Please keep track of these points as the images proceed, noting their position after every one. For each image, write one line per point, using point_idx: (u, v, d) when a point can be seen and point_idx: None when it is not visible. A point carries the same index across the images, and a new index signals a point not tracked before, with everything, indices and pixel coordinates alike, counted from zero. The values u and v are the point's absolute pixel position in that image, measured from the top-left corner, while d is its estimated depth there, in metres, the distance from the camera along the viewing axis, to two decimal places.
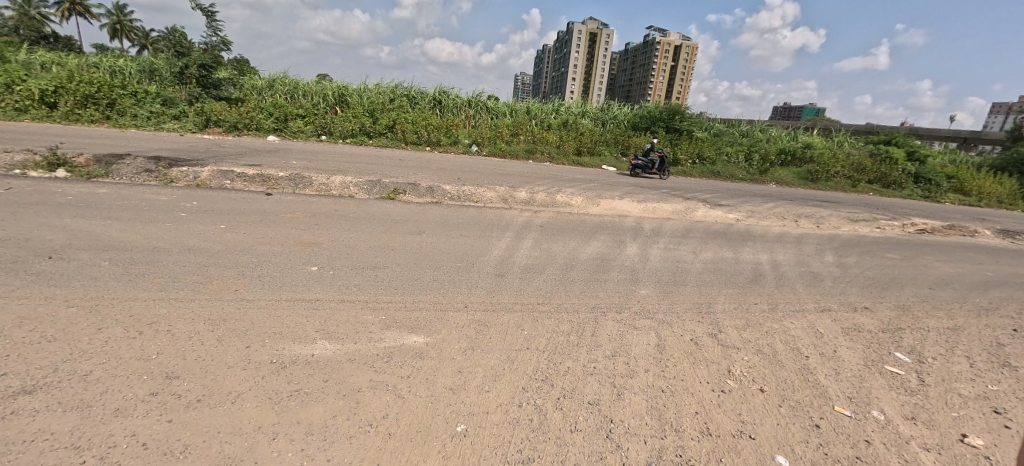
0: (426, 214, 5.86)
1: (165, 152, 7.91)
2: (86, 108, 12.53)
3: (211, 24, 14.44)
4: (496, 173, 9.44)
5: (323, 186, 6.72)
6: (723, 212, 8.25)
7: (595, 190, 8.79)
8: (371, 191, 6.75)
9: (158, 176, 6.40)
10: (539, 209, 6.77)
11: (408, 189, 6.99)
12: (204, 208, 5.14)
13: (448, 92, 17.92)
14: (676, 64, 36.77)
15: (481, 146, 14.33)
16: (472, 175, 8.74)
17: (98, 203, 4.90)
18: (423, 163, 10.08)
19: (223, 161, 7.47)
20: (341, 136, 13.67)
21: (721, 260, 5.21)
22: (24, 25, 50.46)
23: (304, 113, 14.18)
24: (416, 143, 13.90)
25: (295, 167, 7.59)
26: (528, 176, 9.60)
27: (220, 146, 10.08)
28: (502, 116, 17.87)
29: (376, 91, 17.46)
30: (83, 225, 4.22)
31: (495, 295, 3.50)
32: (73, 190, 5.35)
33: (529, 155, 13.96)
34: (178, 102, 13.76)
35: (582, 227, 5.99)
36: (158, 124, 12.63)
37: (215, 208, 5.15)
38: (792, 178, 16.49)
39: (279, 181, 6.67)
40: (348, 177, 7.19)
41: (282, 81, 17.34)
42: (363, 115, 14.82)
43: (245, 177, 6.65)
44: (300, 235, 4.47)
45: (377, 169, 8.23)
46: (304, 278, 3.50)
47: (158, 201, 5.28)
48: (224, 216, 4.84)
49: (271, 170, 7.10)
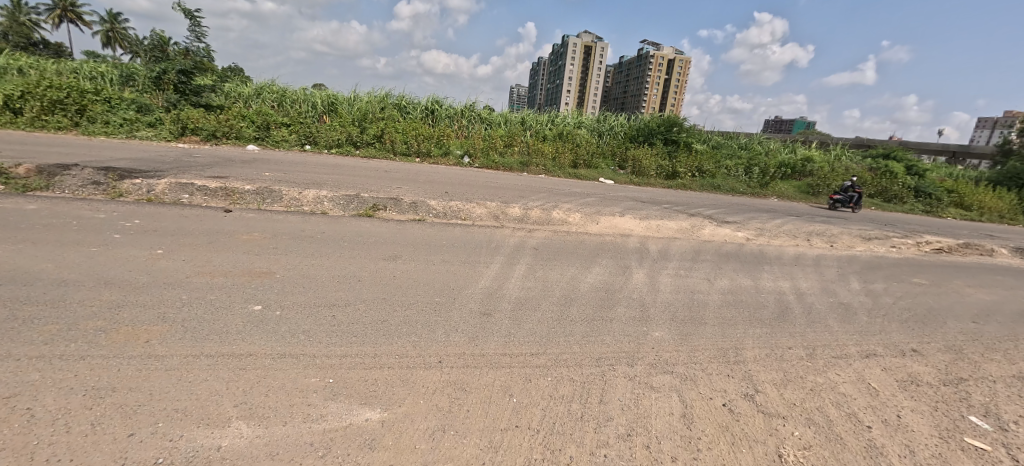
0: (407, 234, 5.19)
1: (124, 161, 7.21)
2: (53, 115, 11.80)
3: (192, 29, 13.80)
4: (487, 187, 8.82)
5: (294, 201, 6.04)
6: (731, 231, 7.67)
7: (593, 205, 8.18)
8: (348, 207, 6.08)
9: (106, 189, 5.69)
10: (533, 227, 6.14)
11: (389, 205, 6.33)
12: (147, 228, 4.46)
13: (441, 101, 17.38)
14: (671, 77, 36.68)
15: (473, 158, 13.73)
16: (462, 188, 8.12)
17: (19, 222, 4.20)
18: (410, 175, 9.44)
19: (186, 172, 6.79)
20: (326, 145, 13.00)
21: (740, 290, 4.58)
22: (14, 31, 49.78)
23: (289, 122, 13.54)
24: (405, 154, 13.28)
25: (266, 179, 6.90)
26: (522, 189, 8.99)
27: (192, 155, 9.39)
28: (495, 126, 17.34)
29: (366, 100, 16.86)
30: None
31: (479, 344, 2.83)
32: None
33: (523, 168, 13.37)
34: (154, 109, 13.05)
35: (582, 249, 5.36)
36: (131, 132, 11.92)
37: (160, 228, 4.46)
38: (793, 192, 16.02)
39: (244, 195, 6.00)
40: (323, 190, 6.52)
41: (269, 88, 16.71)
42: (350, 124, 14.19)
43: (206, 191, 5.97)
44: (252, 261, 3.79)
45: (358, 182, 7.56)
46: (240, 324, 2.81)
47: (95, 219, 4.59)
48: (166, 239, 4.16)
49: (237, 182, 6.42)
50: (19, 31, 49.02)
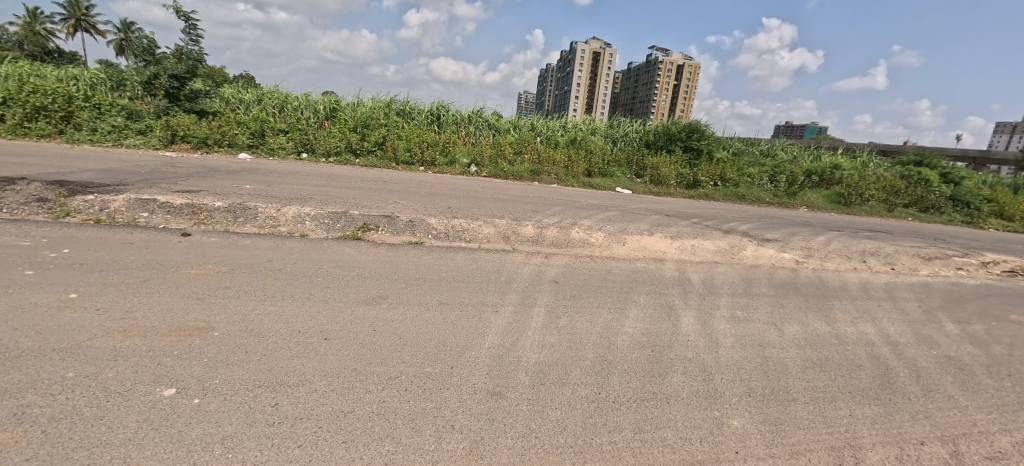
0: (400, 262, 4.28)
1: (88, 174, 6.42)
2: (36, 121, 11.12)
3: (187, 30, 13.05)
4: (494, 200, 7.90)
5: (271, 220, 5.17)
6: (776, 251, 6.66)
7: (616, 221, 7.22)
8: (333, 227, 5.20)
9: (51, 208, 4.85)
10: (550, 251, 5.20)
11: (382, 224, 5.42)
12: (77, 259, 3.60)
13: (448, 106, 16.58)
14: (680, 83, 35.73)
15: (480, 166, 12.80)
16: (466, 202, 7.22)
17: None
18: (410, 186, 8.56)
19: (153, 186, 5.97)
20: (324, 153, 12.19)
21: (817, 340, 3.59)
22: (28, 39, 50.13)
23: (287, 128, 12.79)
24: (408, 163, 12.43)
25: (244, 193, 6.05)
26: (534, 202, 8.06)
27: (174, 165, 8.61)
28: (504, 132, 16.49)
29: (368, 106, 16.08)
30: None
31: (483, 459, 1.89)
32: None
33: (533, 177, 12.46)
34: (144, 115, 12.35)
35: (611, 281, 4.38)
36: (118, 140, 11.23)
37: (89, 260, 3.59)
38: (823, 202, 14.88)
39: (213, 214, 5.16)
40: (306, 206, 5.64)
41: (270, 94, 16.00)
42: (351, 131, 13.38)
43: (170, 210, 5.14)
44: (188, 312, 2.90)
45: (349, 195, 6.69)
46: (132, 428, 1.90)
47: (17, 246, 3.75)
48: (91, 276, 3.29)
49: (209, 198, 5.58)
50: (32, 39, 49.46)
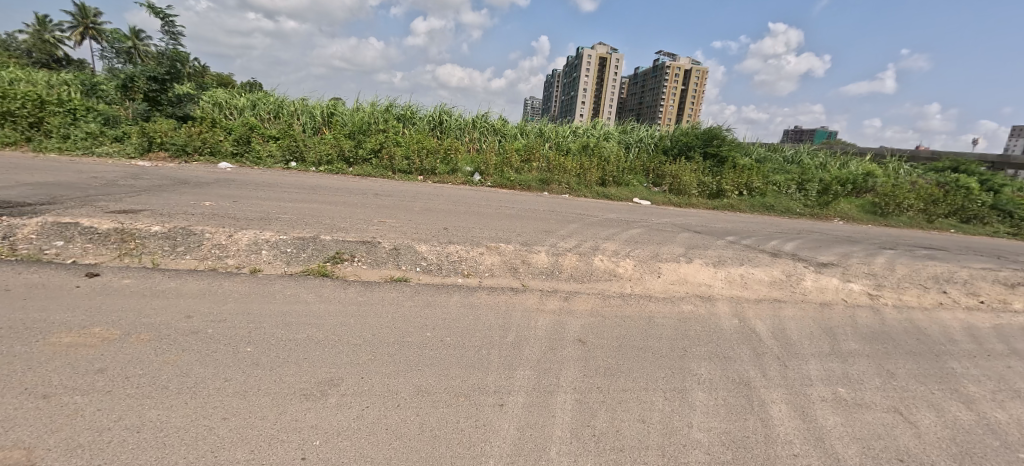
0: (373, 312, 3.17)
1: (19, 190, 5.44)
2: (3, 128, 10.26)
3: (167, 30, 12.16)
4: (500, 216, 6.80)
5: (218, 249, 4.12)
6: (841, 281, 5.48)
7: (645, 242, 6.08)
8: (296, 257, 4.12)
9: None
10: (568, 288, 4.06)
11: (359, 252, 4.33)
12: None
13: (451, 111, 15.58)
14: (688, 88, 34.63)
15: (485, 175, 11.72)
16: (467, 220, 6.14)
17: None
18: (403, 200, 7.48)
19: (89, 205, 4.96)
20: (315, 162, 11.18)
21: (972, 444, 2.43)
22: (36, 47, 50.01)
23: (277, 135, 11.80)
24: (406, 172, 11.39)
25: (196, 212, 5.01)
26: (546, 220, 6.95)
27: (138, 176, 7.65)
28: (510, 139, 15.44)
29: (367, 110, 15.08)
30: None
31: None
32: None
33: (543, 187, 11.38)
34: (122, 121, 11.43)
35: (655, 337, 3.25)
36: (90, 149, 10.30)
37: None
38: (858, 213, 13.59)
39: (147, 243, 4.13)
40: (267, 230, 4.57)
41: (263, 99, 15.06)
42: (345, 137, 12.35)
43: (95, 238, 4.13)
44: (6, 429, 1.81)
45: (326, 213, 5.61)
46: None
47: None
48: None
49: (147, 220, 4.55)
50: (40, 46, 49.63)
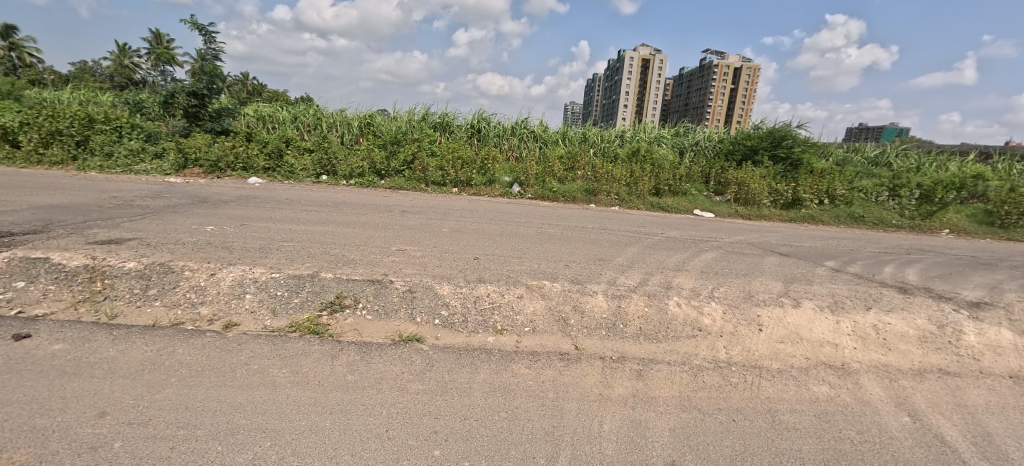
0: (361, 404, 2.18)
1: (21, 216, 5.02)
2: (51, 147, 10.45)
3: (209, 47, 12.12)
4: (541, 238, 5.73)
5: (196, 294, 3.34)
6: (1017, 331, 3.93)
7: (728, 271, 4.79)
8: (283, 305, 3.24)
9: None
10: (639, 352, 2.91)
11: (366, 296, 3.41)
12: None
13: (489, 118, 14.73)
14: (740, 87, 32.14)
15: (524, 186, 10.71)
16: (502, 245, 5.12)
17: None
18: (431, 218, 6.59)
19: (78, 233, 4.40)
20: (346, 175, 10.63)
21: None
22: (116, 72, 54.82)
23: (311, 147, 11.38)
24: (439, 184, 10.58)
25: (189, 241, 4.32)
26: (597, 242, 5.80)
27: (160, 195, 7.28)
28: (552, 146, 14.37)
29: (403, 120, 14.50)
30: None
31: None
32: None
33: (588, 198, 10.21)
34: (162, 137, 11.43)
35: (795, 454, 2.03)
36: (129, 166, 10.26)
37: None
38: (970, 224, 11.32)
39: (117, 284, 3.44)
40: (260, 265, 3.75)
41: (302, 111, 14.89)
42: (380, 147, 11.75)
43: (60, 277, 3.49)
44: None
45: (337, 238, 4.78)
46: None
47: None
48: None
49: (126, 253, 3.88)
50: (121, 70, 54.39)
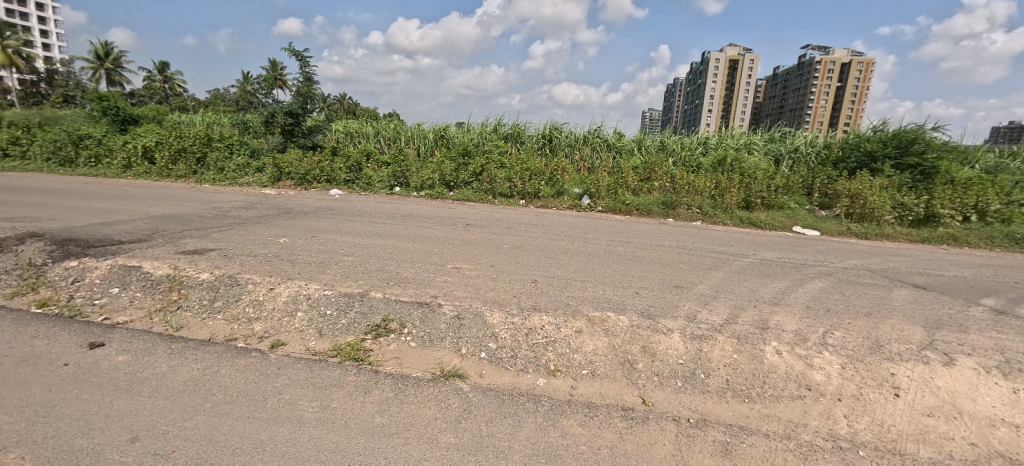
0: (384, 457, 1.91)
1: (135, 225, 5.65)
2: (177, 164, 12.06)
3: (304, 70, 13.24)
4: (609, 258, 5.20)
5: (253, 308, 3.37)
6: None
7: (843, 308, 3.89)
8: (330, 325, 3.13)
9: (24, 279, 3.82)
10: (724, 414, 2.33)
11: (411, 320, 3.20)
12: None
13: (561, 127, 14.35)
14: (847, 85, 28.27)
15: (595, 198, 10.14)
16: (564, 266, 4.69)
17: None
18: (493, 232, 6.37)
19: (173, 242, 4.80)
20: (418, 187, 10.89)
21: None
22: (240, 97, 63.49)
23: (388, 159, 11.86)
24: (507, 195, 10.39)
25: (260, 253, 4.48)
26: (674, 264, 5.13)
27: (253, 206, 7.93)
28: (626, 155, 13.60)
29: (475, 132, 14.65)
30: None
31: None
32: None
33: (666, 211, 9.35)
34: (263, 153, 12.66)
35: None
36: (235, 179, 11.47)
37: None
38: None
39: (190, 293, 3.61)
40: (317, 281, 3.73)
41: (385, 125, 15.70)
42: (452, 159, 11.91)
43: (145, 284, 3.74)
44: None
45: (395, 254, 4.70)
46: None
47: None
48: None
49: (204, 264, 4.10)
50: (244, 95, 62.90)
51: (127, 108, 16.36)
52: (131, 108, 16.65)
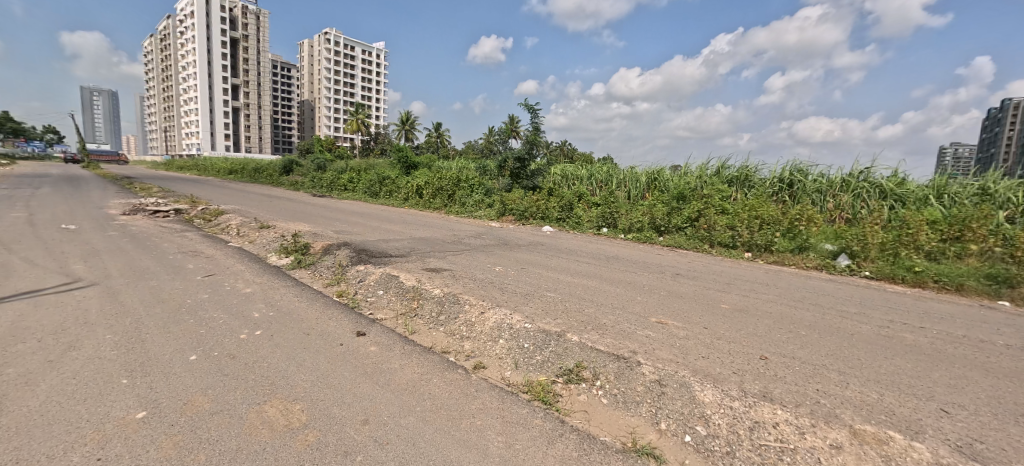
0: None
1: (400, 243, 7.19)
2: (435, 200, 15.19)
3: (535, 121, 14.94)
4: (884, 346, 3.75)
5: (466, 327, 3.68)
6: None
7: None
8: (525, 358, 3.13)
9: (332, 275, 5.23)
10: None
11: (606, 374, 2.91)
12: (242, 350, 3.14)
13: (808, 170, 11.85)
14: None
15: (857, 260, 7.80)
16: (810, 345, 3.60)
17: (189, 318, 3.76)
18: (709, 287, 5.52)
19: (420, 260, 5.85)
20: (626, 229, 10.62)
21: None
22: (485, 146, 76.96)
23: (599, 201, 12.05)
24: (728, 246, 9.04)
25: (479, 278, 5.00)
26: (1014, 376, 3.32)
27: (480, 236, 9.14)
28: (912, 206, 10.15)
29: (694, 175, 13.53)
30: (74, 363, 2.88)
31: None
32: (232, 289, 4.64)
33: (989, 289, 6.38)
34: (495, 191, 14.69)
35: None
36: (471, 212, 13.62)
37: (247, 354, 3.08)
38: None
39: (424, 304, 4.24)
40: (520, 312, 3.85)
41: (600, 168, 16.16)
42: (665, 202, 11.23)
43: (397, 291, 4.60)
44: None
45: (596, 296, 4.52)
46: None
47: (246, 320, 3.76)
48: (198, 387, 2.61)
49: (438, 281, 4.79)
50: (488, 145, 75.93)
51: (412, 156, 21.69)
52: (413, 155, 21.99)
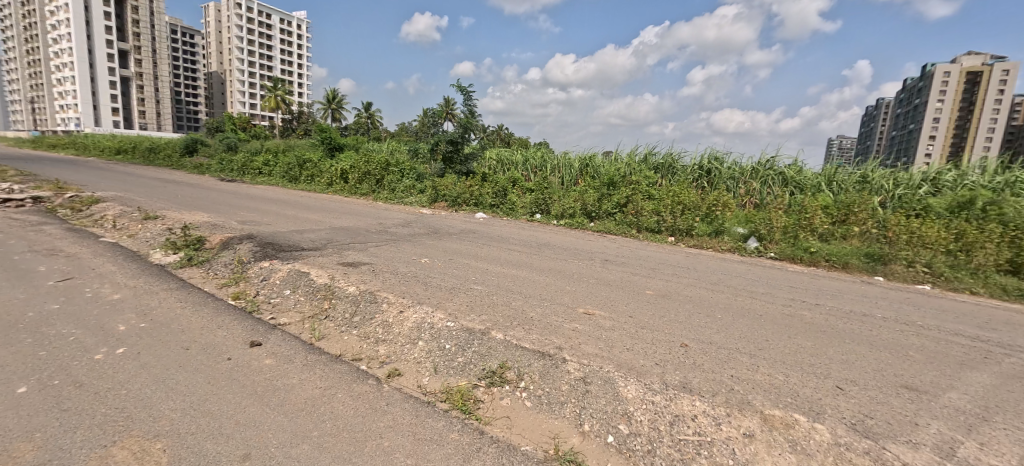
0: None
1: (317, 234, 6.57)
2: (362, 184, 14.26)
3: (468, 103, 14.47)
4: (788, 326, 4.02)
5: (382, 329, 3.36)
6: None
7: None
8: (446, 362, 2.91)
9: (231, 273, 4.60)
10: None
11: (530, 373, 2.77)
12: (97, 376, 2.58)
13: (724, 157, 12.66)
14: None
15: (764, 242, 8.46)
16: (725, 329, 3.75)
17: (31, 337, 3.05)
18: (634, 273, 5.64)
19: (338, 253, 5.35)
20: (558, 215, 10.70)
21: None
22: None
23: (532, 186, 12.01)
24: (653, 231, 9.41)
25: (402, 272, 4.65)
26: (892, 348, 3.69)
27: (409, 224, 8.68)
28: (809, 192, 11.23)
29: (623, 161, 13.95)
30: None
31: None
32: (98, 296, 3.89)
33: (870, 267, 7.19)
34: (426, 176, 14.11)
35: None
36: (402, 199, 12.99)
37: (103, 381, 2.53)
38: None
39: (336, 304, 3.83)
40: (443, 309, 3.59)
41: (534, 153, 16.12)
42: (595, 188, 11.45)
43: (307, 290, 4.13)
44: None
45: (524, 288, 4.39)
46: None
47: (110, 335, 3.13)
48: (23, 431, 2.07)
49: (354, 277, 4.37)
50: None
51: (336, 138, 20.20)
52: (339, 137, 20.52)
